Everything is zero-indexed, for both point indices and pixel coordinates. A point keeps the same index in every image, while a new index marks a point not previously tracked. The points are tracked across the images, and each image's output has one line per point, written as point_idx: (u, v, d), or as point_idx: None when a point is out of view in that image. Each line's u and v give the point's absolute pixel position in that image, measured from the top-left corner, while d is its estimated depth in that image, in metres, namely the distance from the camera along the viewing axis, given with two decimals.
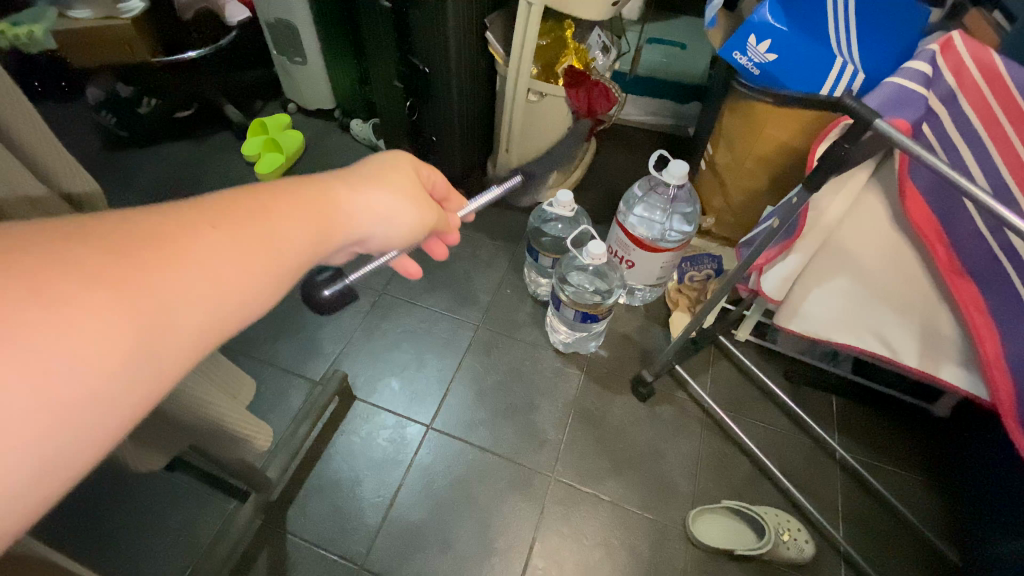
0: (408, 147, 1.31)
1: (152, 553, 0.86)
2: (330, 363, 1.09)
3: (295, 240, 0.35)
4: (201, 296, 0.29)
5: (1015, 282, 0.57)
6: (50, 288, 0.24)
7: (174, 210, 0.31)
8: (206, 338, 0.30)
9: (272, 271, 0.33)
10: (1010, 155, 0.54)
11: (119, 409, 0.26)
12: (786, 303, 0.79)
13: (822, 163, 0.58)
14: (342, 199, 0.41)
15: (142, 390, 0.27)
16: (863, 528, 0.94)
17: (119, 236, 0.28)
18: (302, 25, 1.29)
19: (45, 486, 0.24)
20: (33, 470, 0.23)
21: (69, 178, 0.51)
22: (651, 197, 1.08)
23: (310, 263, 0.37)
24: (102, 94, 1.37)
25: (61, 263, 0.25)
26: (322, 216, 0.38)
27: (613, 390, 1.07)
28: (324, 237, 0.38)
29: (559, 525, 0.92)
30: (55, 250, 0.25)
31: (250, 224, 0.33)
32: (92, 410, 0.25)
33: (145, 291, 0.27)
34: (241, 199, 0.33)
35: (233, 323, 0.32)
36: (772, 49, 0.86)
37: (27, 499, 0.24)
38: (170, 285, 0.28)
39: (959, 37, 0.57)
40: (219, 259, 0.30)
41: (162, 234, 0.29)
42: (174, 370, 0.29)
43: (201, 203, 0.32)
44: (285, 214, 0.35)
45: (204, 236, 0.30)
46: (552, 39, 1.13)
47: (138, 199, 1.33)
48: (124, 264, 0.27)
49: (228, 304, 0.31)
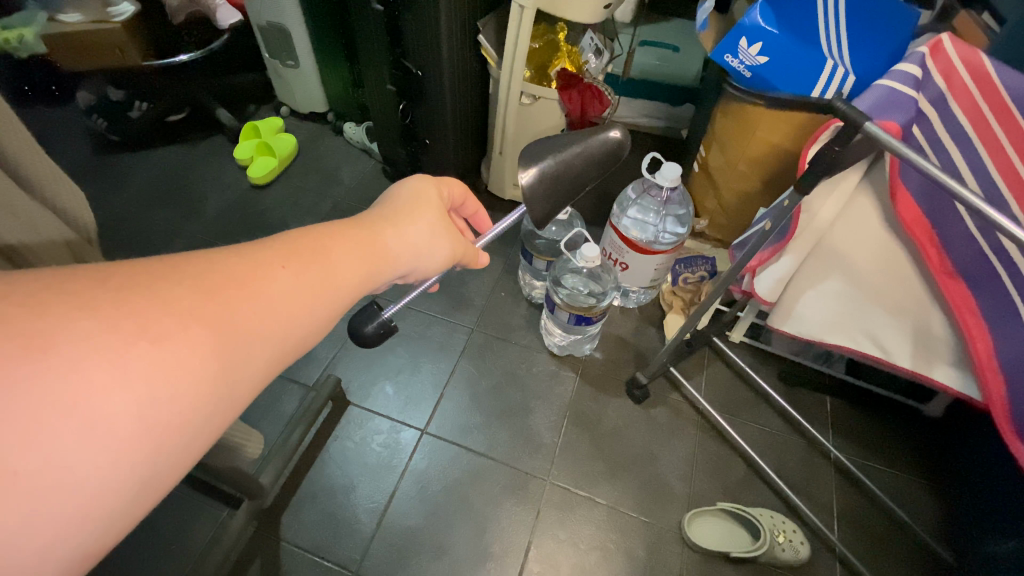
0: (401, 151, 1.30)
1: (144, 562, 0.85)
2: (324, 368, 1.08)
3: (347, 275, 0.41)
4: (263, 332, 0.35)
5: (1006, 282, 0.57)
6: (153, 327, 0.29)
7: (245, 254, 0.36)
8: (266, 369, 0.35)
9: (321, 307, 0.39)
10: (999, 157, 0.55)
11: (202, 431, 0.31)
12: (780, 305, 0.80)
13: (812, 166, 0.59)
14: (378, 238, 0.46)
15: (219, 415, 0.32)
16: (858, 529, 0.94)
17: (204, 277, 0.33)
18: (295, 30, 1.29)
19: (139, 502, 0.29)
20: (134, 486, 0.28)
21: (54, 187, 0.53)
22: (644, 199, 1.08)
23: (353, 299, 0.42)
24: (93, 99, 1.34)
25: (161, 305, 0.30)
26: (362, 254, 0.43)
27: (607, 393, 1.07)
28: (363, 274, 0.43)
29: (555, 530, 0.92)
30: (159, 291, 0.30)
31: (309, 266, 0.39)
32: (179, 435, 0.30)
33: (225, 328, 0.32)
34: (302, 243, 0.40)
35: (292, 351, 0.38)
36: (762, 52, 0.86)
37: (123, 514, 0.29)
38: (247, 323, 0.33)
39: (949, 40, 0.58)
40: (281, 297, 0.36)
41: (242, 276, 0.35)
42: (242, 398, 0.34)
43: (272, 245, 0.38)
44: (333, 255, 0.41)
45: (270, 277, 0.36)
46: (544, 42, 1.14)
47: (130, 204, 1.32)
48: (210, 303, 0.32)
49: (285, 337, 0.36)
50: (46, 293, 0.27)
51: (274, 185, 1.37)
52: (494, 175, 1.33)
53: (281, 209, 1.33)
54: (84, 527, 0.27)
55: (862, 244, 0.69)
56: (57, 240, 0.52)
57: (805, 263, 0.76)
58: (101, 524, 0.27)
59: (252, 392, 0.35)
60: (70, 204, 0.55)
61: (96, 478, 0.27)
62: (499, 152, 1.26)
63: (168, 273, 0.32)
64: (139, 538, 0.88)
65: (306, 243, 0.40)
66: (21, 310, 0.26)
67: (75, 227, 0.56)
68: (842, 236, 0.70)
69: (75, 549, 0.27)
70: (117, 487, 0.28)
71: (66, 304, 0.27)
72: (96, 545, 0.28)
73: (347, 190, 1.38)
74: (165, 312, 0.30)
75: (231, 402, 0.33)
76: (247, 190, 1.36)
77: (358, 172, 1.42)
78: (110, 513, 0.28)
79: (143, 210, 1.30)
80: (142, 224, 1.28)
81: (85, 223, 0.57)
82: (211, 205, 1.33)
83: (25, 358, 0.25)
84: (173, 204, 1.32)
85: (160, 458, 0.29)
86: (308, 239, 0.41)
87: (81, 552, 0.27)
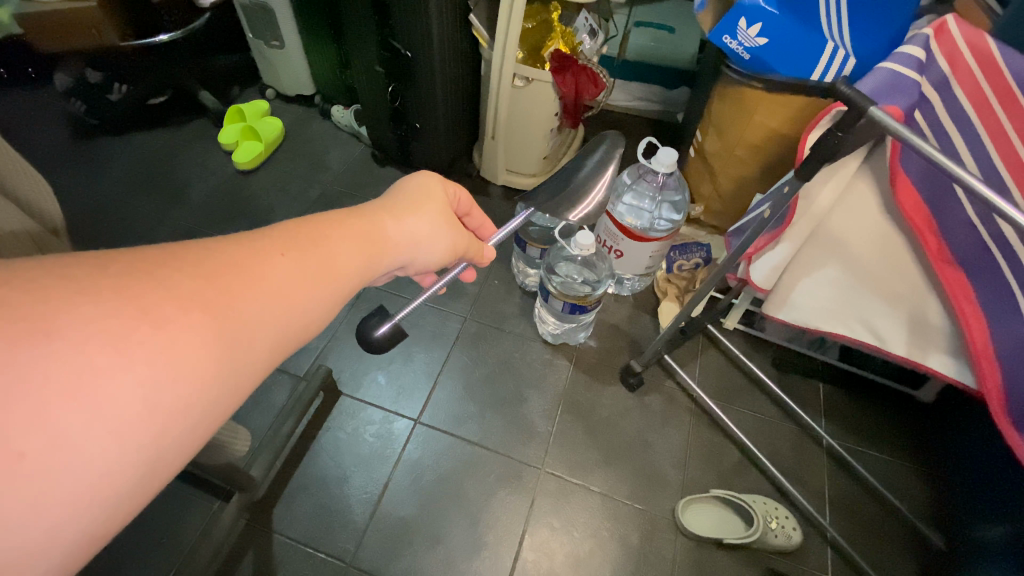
0: (392, 134, 1.27)
1: (136, 557, 0.85)
2: (314, 359, 1.07)
3: (346, 262, 0.39)
4: (265, 319, 0.33)
5: (1005, 271, 0.56)
6: (155, 310, 0.28)
7: (243, 242, 0.35)
8: (270, 355, 0.34)
9: (325, 296, 0.37)
10: (1004, 144, 0.53)
11: (210, 415, 0.30)
12: (775, 293, 0.79)
13: (815, 151, 0.57)
14: (377, 226, 0.44)
15: (224, 401, 0.31)
16: (850, 513, 0.95)
17: (203, 264, 0.31)
18: (279, 9, 1.25)
19: (146, 487, 0.28)
20: (141, 470, 0.27)
21: (13, 177, 0.51)
22: (639, 184, 1.07)
23: (352, 287, 0.40)
24: (70, 81, 1.33)
25: (163, 292, 0.29)
26: (361, 242, 0.42)
27: (602, 380, 1.07)
28: (364, 261, 0.41)
29: (549, 518, 0.92)
30: (160, 277, 0.29)
31: (309, 253, 0.37)
32: (187, 419, 0.29)
33: (228, 313, 0.31)
34: (301, 230, 0.38)
35: (296, 340, 0.36)
36: (762, 33, 0.84)
37: (130, 498, 0.27)
38: (249, 311, 0.32)
39: (954, 21, 0.56)
40: (281, 286, 0.34)
41: (243, 264, 0.33)
42: (247, 384, 0.32)
43: (270, 233, 0.37)
44: (331, 243, 0.39)
45: (270, 266, 0.34)
46: (538, 22, 1.11)
47: (111, 190, 1.27)
48: (211, 291, 0.30)
49: (288, 326, 0.35)
50: (49, 278, 0.26)
51: (262, 170, 1.34)
52: (485, 160, 1.30)
53: (269, 195, 1.30)
54: (91, 511, 0.25)
55: (860, 231, 0.68)
56: (19, 232, 0.49)
57: (802, 250, 0.74)
58: (108, 507, 0.26)
59: (257, 376, 0.33)
60: (32, 193, 0.52)
61: (102, 460, 0.25)
62: (490, 138, 1.24)
63: (168, 259, 0.31)
64: (129, 534, 0.87)
65: (306, 231, 0.39)
66: (22, 294, 0.25)
67: (39, 219, 0.54)
68: (840, 223, 0.69)
69: (82, 532, 0.25)
70: (123, 472, 0.26)
71: (68, 288, 0.26)
72: (100, 533, 0.26)
73: (336, 175, 1.35)
74: (168, 298, 0.28)
75: (236, 386, 0.31)
76: (233, 175, 1.33)
77: (347, 157, 1.39)
78: (118, 497, 0.26)
79: (127, 198, 1.27)
80: (125, 211, 1.25)
81: (49, 214, 0.55)
82: (196, 191, 1.29)
83: (31, 339, 0.24)
84: (156, 191, 1.29)
85: (166, 442, 0.28)
86: (307, 226, 0.39)
87: (88, 536, 0.26)
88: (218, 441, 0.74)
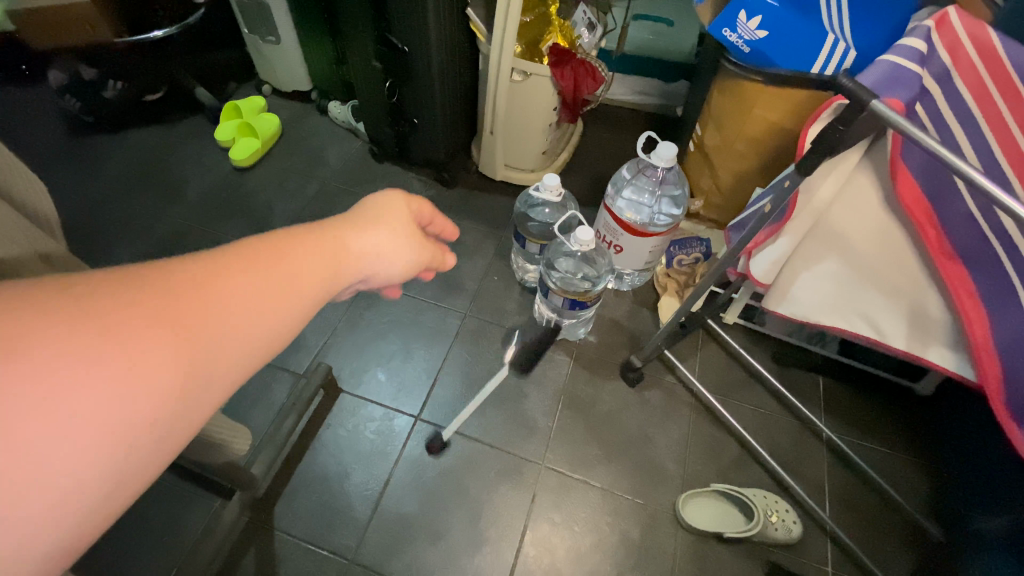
0: (390, 131, 1.26)
1: (137, 555, 0.85)
2: (314, 356, 1.06)
3: (326, 270, 0.37)
4: (238, 331, 0.31)
5: (1004, 264, 0.56)
6: (115, 327, 0.26)
7: (213, 253, 0.33)
8: (246, 365, 0.32)
9: (305, 302, 0.35)
10: (1005, 135, 0.53)
11: (181, 429, 0.29)
12: (775, 287, 0.79)
13: (815, 147, 0.57)
14: (363, 230, 0.42)
15: (195, 414, 0.29)
16: (849, 504, 0.96)
17: (169, 278, 0.30)
18: (274, 4, 1.23)
19: (117, 500, 0.27)
20: (109, 486, 0.26)
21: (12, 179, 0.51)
22: (639, 179, 1.06)
23: (332, 291, 0.38)
24: (65, 78, 1.28)
25: (123, 308, 0.27)
26: (341, 247, 0.39)
27: (602, 376, 1.07)
28: (343, 268, 0.39)
29: (550, 513, 0.92)
30: (120, 294, 0.28)
31: (284, 260, 0.35)
32: (155, 433, 0.27)
33: (193, 326, 0.29)
34: (277, 236, 0.36)
35: (276, 348, 0.34)
36: (762, 26, 0.84)
37: (100, 512, 0.27)
38: (217, 323, 0.30)
39: (955, 12, 0.56)
40: (253, 297, 0.32)
41: (211, 276, 0.31)
42: (221, 396, 0.31)
43: (245, 241, 0.35)
44: (308, 247, 0.37)
45: (240, 276, 0.32)
46: (536, 16, 1.09)
47: (107, 188, 1.27)
48: (177, 304, 0.29)
49: (263, 337, 0.33)
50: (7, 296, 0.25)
51: (258, 167, 1.34)
52: (484, 155, 1.30)
53: (266, 193, 1.29)
54: (55, 529, 0.25)
55: (861, 225, 0.68)
56: None
57: (801, 244, 0.74)
58: (75, 524, 0.25)
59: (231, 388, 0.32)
60: (30, 194, 0.52)
61: (63, 480, 0.24)
62: (489, 132, 1.23)
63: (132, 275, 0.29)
64: (129, 534, 0.87)
65: (282, 238, 0.36)
66: None
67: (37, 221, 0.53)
68: (840, 217, 0.69)
69: (52, 547, 0.25)
70: (88, 490, 0.25)
71: (26, 305, 0.25)
72: (71, 546, 0.26)
73: (334, 171, 1.34)
74: (129, 313, 0.27)
75: (208, 399, 0.30)
76: (230, 173, 1.32)
77: (344, 153, 1.38)
78: (85, 514, 0.26)
79: (123, 196, 1.26)
80: (122, 209, 1.24)
81: (47, 216, 0.55)
82: (192, 188, 1.29)
83: None
84: (152, 189, 1.28)
85: (133, 458, 0.27)
86: (283, 232, 0.37)
87: (58, 552, 0.25)
88: (216, 441, 0.74)
